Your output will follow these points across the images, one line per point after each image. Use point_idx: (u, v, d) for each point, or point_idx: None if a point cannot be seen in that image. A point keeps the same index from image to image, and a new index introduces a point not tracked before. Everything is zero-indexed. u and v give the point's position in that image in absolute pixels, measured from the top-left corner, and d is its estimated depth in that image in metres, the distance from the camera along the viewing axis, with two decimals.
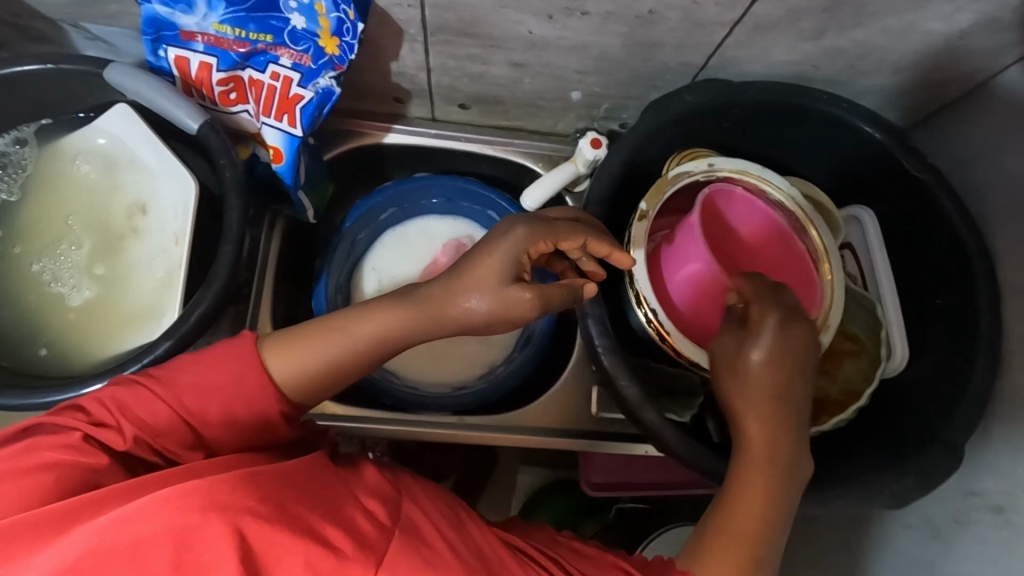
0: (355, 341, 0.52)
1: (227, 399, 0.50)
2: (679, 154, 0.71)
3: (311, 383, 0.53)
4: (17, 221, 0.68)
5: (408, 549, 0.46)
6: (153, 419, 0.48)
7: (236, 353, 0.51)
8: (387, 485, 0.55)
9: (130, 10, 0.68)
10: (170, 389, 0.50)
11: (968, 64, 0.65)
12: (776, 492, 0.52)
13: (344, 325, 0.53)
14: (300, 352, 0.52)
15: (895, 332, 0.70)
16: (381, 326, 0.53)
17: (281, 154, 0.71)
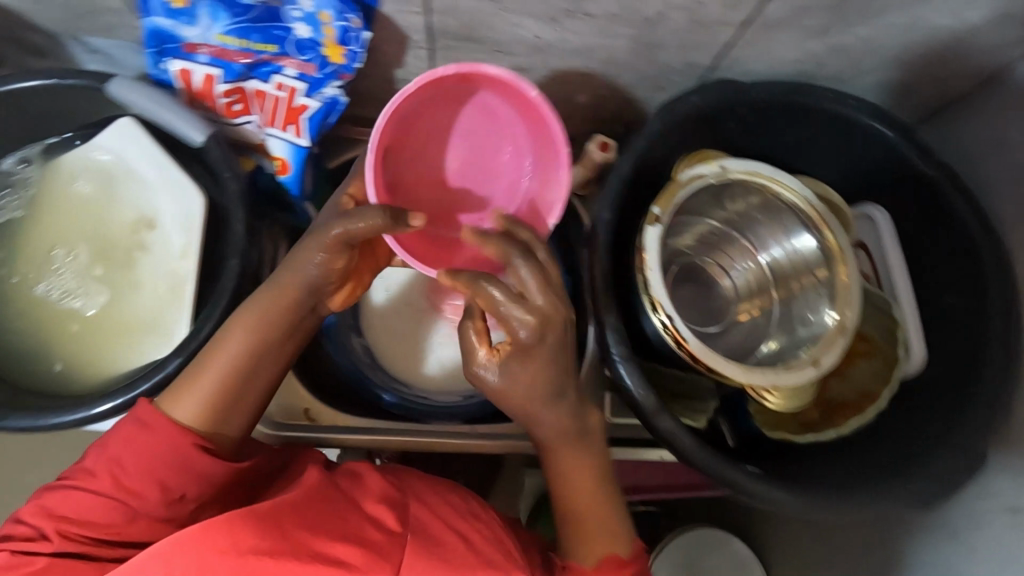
0: (233, 355, 0.54)
1: (142, 464, 0.50)
2: (690, 155, 0.70)
3: (222, 405, 0.53)
4: (22, 241, 0.67)
5: (424, 552, 0.50)
6: (88, 510, 0.49)
7: (129, 430, 0.51)
8: (391, 485, 0.56)
9: (128, 21, 0.67)
10: (86, 479, 0.50)
11: (978, 60, 0.65)
12: (593, 468, 0.59)
13: (215, 350, 0.54)
14: (194, 391, 0.53)
15: (912, 332, 0.69)
16: (250, 332, 0.54)
17: (288, 165, 0.71)
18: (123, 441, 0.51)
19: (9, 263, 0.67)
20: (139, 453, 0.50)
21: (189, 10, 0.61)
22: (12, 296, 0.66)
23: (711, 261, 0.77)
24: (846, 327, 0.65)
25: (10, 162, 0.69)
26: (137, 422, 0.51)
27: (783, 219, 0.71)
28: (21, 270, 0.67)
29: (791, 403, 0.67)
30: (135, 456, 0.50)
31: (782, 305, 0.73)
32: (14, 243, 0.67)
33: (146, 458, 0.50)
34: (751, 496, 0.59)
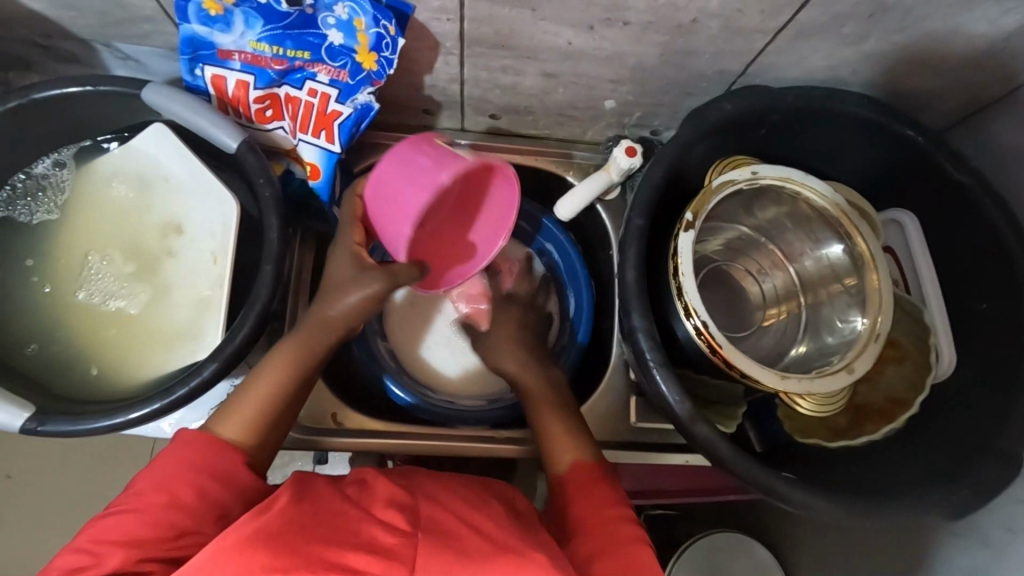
0: (274, 379, 0.60)
1: (191, 478, 0.51)
2: (721, 163, 0.72)
3: (264, 422, 0.58)
4: (58, 246, 0.68)
5: (439, 549, 0.48)
6: (129, 533, 0.48)
7: (174, 450, 0.53)
8: (400, 488, 0.55)
9: (162, 28, 0.67)
10: (134, 503, 0.50)
11: (1010, 66, 0.65)
12: (566, 412, 0.68)
13: (258, 375, 0.60)
14: (239, 408, 0.58)
15: (943, 336, 0.70)
16: (291, 360, 0.61)
17: (318, 170, 0.72)
18: (171, 461, 0.52)
19: (44, 267, 0.67)
20: (187, 470, 0.52)
21: (223, 17, 0.60)
22: (47, 302, 0.66)
23: (739, 267, 0.80)
24: (879, 333, 0.65)
25: (42, 166, 0.69)
26: (185, 440, 0.53)
27: (815, 230, 0.72)
28: (57, 276, 0.67)
29: (828, 408, 0.70)
30: (184, 472, 0.51)
31: (809, 311, 0.75)
32: (50, 248, 0.67)
33: (196, 473, 0.52)
34: (789, 501, 0.59)
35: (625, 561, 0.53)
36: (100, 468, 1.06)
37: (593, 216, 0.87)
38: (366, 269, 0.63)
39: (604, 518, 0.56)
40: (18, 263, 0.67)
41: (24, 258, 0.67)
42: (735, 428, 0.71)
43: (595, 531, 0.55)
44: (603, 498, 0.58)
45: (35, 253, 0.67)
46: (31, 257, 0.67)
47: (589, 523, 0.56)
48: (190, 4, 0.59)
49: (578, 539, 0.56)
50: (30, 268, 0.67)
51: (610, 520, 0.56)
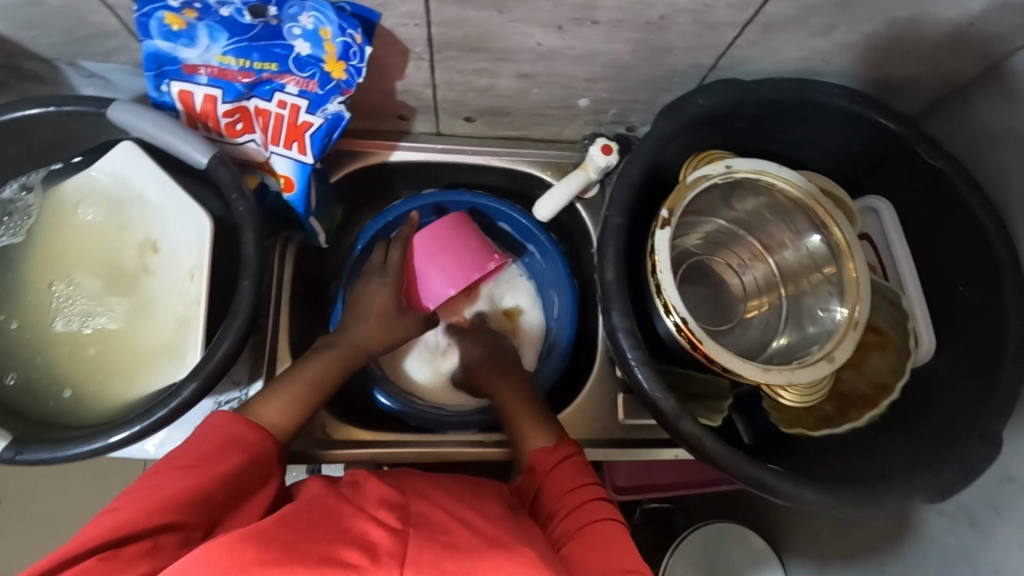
0: (309, 381, 0.65)
1: (230, 451, 0.55)
2: (697, 157, 0.71)
3: (297, 415, 0.63)
4: (27, 272, 0.66)
5: (429, 543, 0.47)
6: (162, 496, 0.49)
7: (228, 427, 0.57)
8: (393, 490, 0.55)
9: (127, 45, 0.66)
10: (188, 468, 0.52)
11: (977, 50, 0.65)
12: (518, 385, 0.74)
13: (295, 375, 0.65)
14: (277, 399, 0.63)
15: (922, 321, 0.71)
16: (328, 365, 0.67)
17: (292, 182, 0.71)
18: (212, 437, 0.56)
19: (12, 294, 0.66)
20: (227, 446, 0.55)
21: (187, 31, 0.60)
22: (18, 328, 0.65)
23: (721, 260, 0.80)
24: (858, 321, 0.65)
25: (10, 190, 0.68)
26: (225, 418, 0.57)
27: (792, 219, 0.72)
28: (28, 301, 0.66)
29: (807, 399, 0.70)
30: (224, 447, 0.55)
31: (791, 300, 0.76)
32: (18, 275, 0.66)
33: (234, 450, 0.55)
34: (777, 492, 0.60)
35: (598, 535, 0.54)
36: (89, 490, 1.05)
37: (574, 214, 0.86)
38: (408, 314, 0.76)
39: (580, 495, 0.58)
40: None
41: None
42: (722, 422, 0.71)
43: (574, 511, 0.57)
44: (577, 477, 0.60)
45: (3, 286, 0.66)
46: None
47: (565, 507, 0.57)
48: (152, 20, 0.58)
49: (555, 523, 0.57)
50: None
51: (587, 501, 0.58)
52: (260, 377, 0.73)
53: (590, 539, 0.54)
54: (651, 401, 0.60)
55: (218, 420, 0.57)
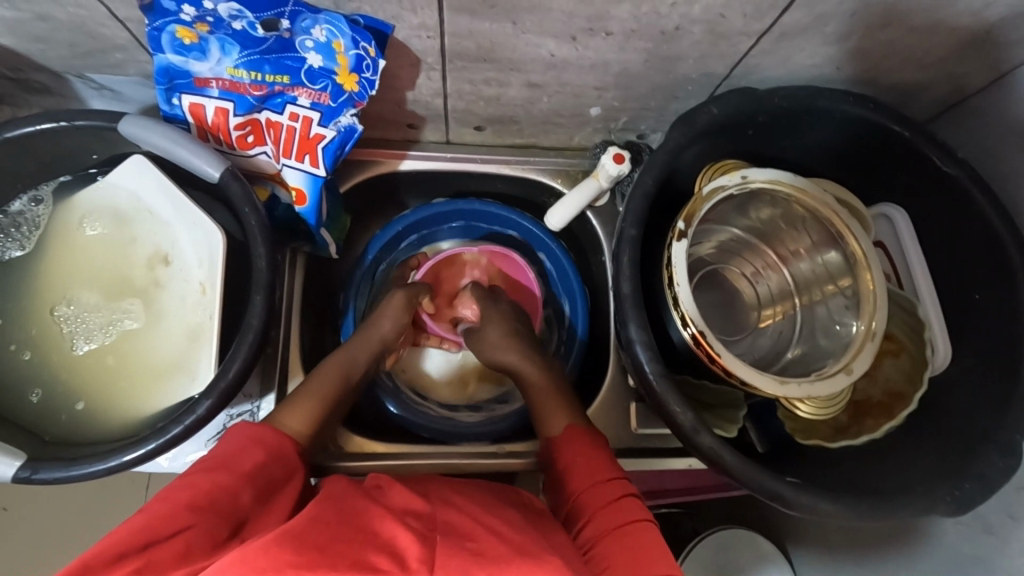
0: (326, 386, 0.68)
1: (258, 453, 0.56)
2: (711, 168, 0.72)
3: (319, 420, 0.65)
4: (36, 287, 0.66)
5: (455, 551, 0.47)
6: (199, 498, 0.49)
7: (252, 430, 0.58)
8: (417, 499, 0.54)
9: (136, 57, 0.66)
10: (216, 471, 0.52)
11: (992, 57, 0.65)
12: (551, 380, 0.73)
13: (307, 384, 0.67)
14: (300, 405, 0.64)
15: (937, 330, 0.70)
16: (341, 370, 0.71)
17: (304, 195, 0.71)
18: (239, 438, 0.56)
19: (18, 309, 0.66)
20: (253, 447, 0.56)
21: (198, 44, 0.59)
22: (29, 344, 0.65)
23: (733, 268, 0.80)
24: (875, 333, 0.65)
25: (19, 203, 0.68)
26: (251, 425, 0.58)
27: (807, 229, 0.72)
28: (37, 316, 0.66)
29: (826, 411, 0.71)
30: (247, 447, 0.56)
31: (804, 311, 0.76)
32: (25, 293, 0.66)
33: (258, 450, 0.56)
34: (794, 505, 0.60)
35: (628, 533, 0.54)
36: (97, 500, 1.05)
37: (584, 222, 0.86)
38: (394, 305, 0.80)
39: (607, 488, 0.58)
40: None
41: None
42: (737, 432, 0.70)
43: (602, 509, 0.56)
44: (601, 469, 0.59)
45: (11, 308, 0.66)
46: (9, 301, 0.66)
47: (593, 506, 0.57)
48: (163, 34, 0.57)
49: (584, 525, 0.56)
50: (9, 312, 0.65)
51: (615, 499, 0.57)
52: (271, 391, 0.73)
53: (619, 536, 0.54)
54: (670, 414, 0.60)
55: (239, 426, 0.58)
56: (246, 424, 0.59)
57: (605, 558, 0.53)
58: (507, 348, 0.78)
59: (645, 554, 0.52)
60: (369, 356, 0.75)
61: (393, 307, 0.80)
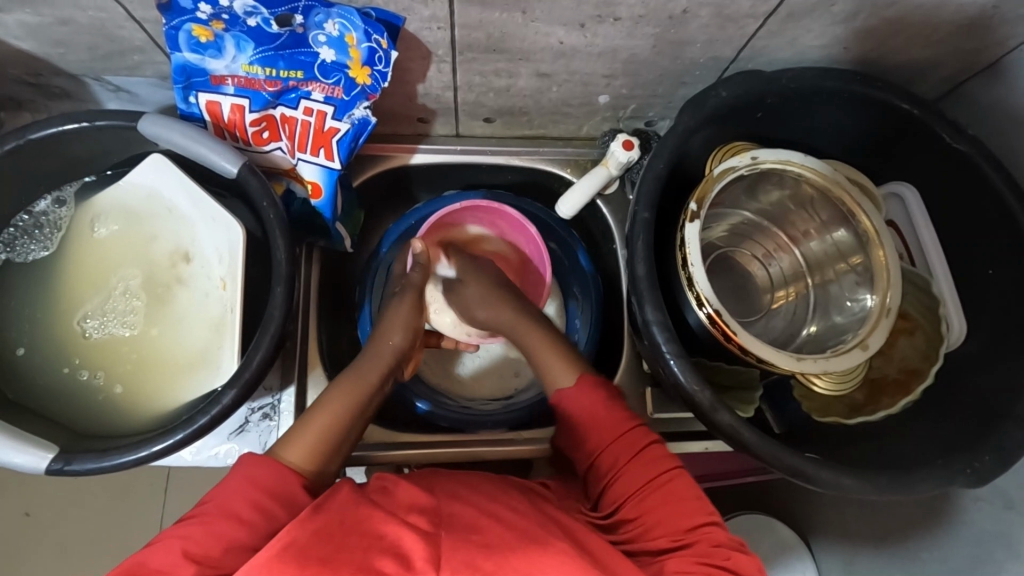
0: (332, 415, 0.61)
1: (254, 496, 0.50)
2: (721, 151, 0.72)
3: (324, 450, 0.58)
4: (50, 298, 0.67)
5: (463, 543, 0.46)
6: (195, 546, 0.47)
7: (246, 468, 0.52)
8: (422, 493, 0.52)
9: (152, 59, 0.67)
10: (212, 515, 0.49)
11: (999, 33, 0.65)
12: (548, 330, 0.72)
13: (316, 410, 0.61)
14: (304, 434, 0.58)
15: (952, 306, 0.71)
16: (349, 396, 0.63)
17: (320, 189, 0.72)
18: (233, 481, 0.51)
19: (32, 340, 0.66)
20: (246, 487, 0.50)
21: (214, 42, 0.61)
22: (52, 350, 0.66)
23: (745, 252, 0.81)
24: (890, 308, 0.66)
25: (44, 204, 0.69)
26: (254, 460, 0.53)
27: (817, 210, 0.73)
28: (57, 329, 0.67)
29: (844, 387, 0.72)
30: (244, 488, 0.50)
31: (817, 290, 0.77)
32: (41, 308, 0.67)
33: (254, 489, 0.50)
34: (817, 481, 0.60)
35: (663, 482, 0.56)
36: (121, 499, 1.07)
37: (594, 211, 0.87)
38: (400, 308, 0.76)
39: (630, 439, 0.58)
40: (7, 352, 0.66)
41: (13, 348, 0.66)
42: (754, 414, 0.72)
43: (630, 464, 0.57)
44: (619, 422, 0.60)
45: (27, 340, 0.66)
46: (25, 311, 0.67)
47: (622, 462, 0.57)
48: (181, 32, 0.59)
49: (611, 484, 0.57)
50: (27, 327, 0.67)
51: (639, 449, 0.58)
52: (292, 383, 0.74)
53: (655, 488, 0.55)
54: (688, 394, 0.60)
55: (238, 463, 0.52)
56: (246, 459, 0.53)
57: (643, 509, 0.55)
58: (524, 330, 0.72)
59: (685, 500, 0.55)
60: (381, 373, 0.68)
61: (400, 315, 0.75)
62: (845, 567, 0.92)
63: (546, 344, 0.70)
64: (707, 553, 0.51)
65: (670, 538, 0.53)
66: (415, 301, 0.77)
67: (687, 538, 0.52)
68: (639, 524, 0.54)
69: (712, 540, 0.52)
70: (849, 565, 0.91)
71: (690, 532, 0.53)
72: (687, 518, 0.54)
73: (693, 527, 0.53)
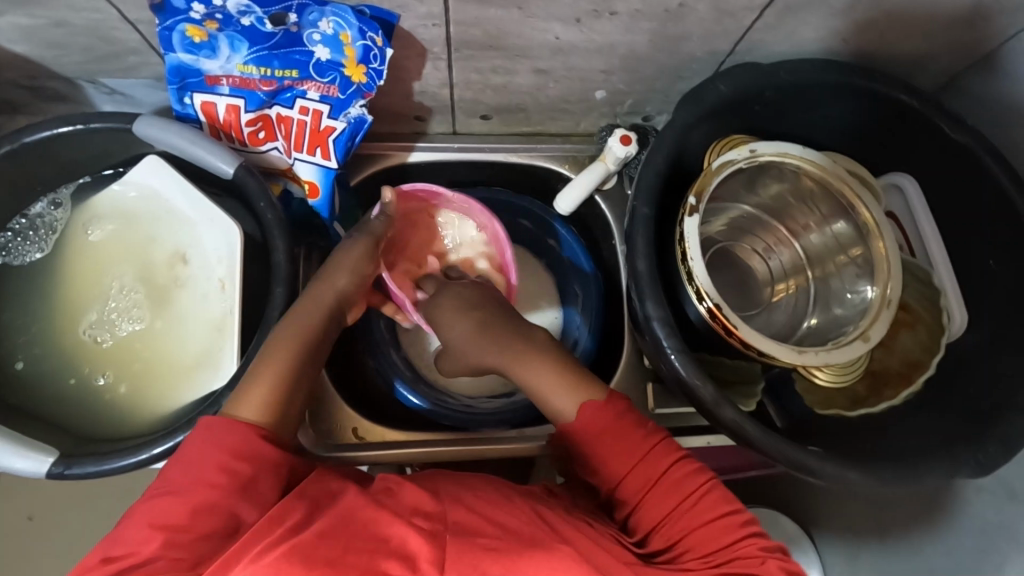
0: (277, 364, 0.57)
1: (217, 458, 0.49)
2: (719, 144, 0.72)
3: (277, 402, 0.55)
4: (49, 303, 0.67)
5: (469, 544, 0.46)
6: (162, 516, 0.46)
7: (209, 433, 0.51)
8: (426, 493, 0.51)
9: (147, 60, 0.67)
10: (179, 486, 0.48)
11: (999, 23, 0.65)
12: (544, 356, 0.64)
13: (262, 360, 0.57)
14: (254, 388, 0.55)
15: (953, 299, 0.70)
16: (294, 341, 0.59)
17: (317, 188, 0.72)
18: (198, 446, 0.50)
19: (31, 353, 0.66)
20: (211, 451, 0.50)
21: (208, 42, 0.60)
22: (51, 361, 0.66)
23: (746, 245, 0.80)
24: (890, 300, 0.65)
25: (40, 207, 0.69)
26: (217, 424, 0.51)
27: (817, 203, 0.73)
28: (56, 339, 0.66)
29: (843, 379, 0.72)
30: (208, 453, 0.50)
31: (818, 283, 0.76)
32: (41, 316, 0.67)
33: (219, 454, 0.50)
34: (820, 475, 0.60)
35: (693, 505, 0.55)
36: (123, 501, 1.07)
37: (593, 207, 0.86)
38: (347, 246, 0.68)
39: (654, 464, 0.56)
40: (6, 365, 0.66)
41: (13, 360, 0.66)
42: (756, 408, 0.72)
43: (656, 491, 0.55)
44: (642, 447, 0.57)
45: (26, 354, 0.66)
46: (22, 315, 0.67)
47: (646, 490, 0.55)
48: (174, 33, 0.58)
49: (641, 510, 0.55)
50: (26, 340, 0.66)
51: (665, 474, 0.56)
52: None
53: (684, 511, 0.55)
54: (690, 390, 0.60)
55: (198, 427, 0.51)
56: (203, 421, 0.52)
57: (677, 534, 0.54)
58: (515, 359, 0.64)
59: (716, 519, 0.54)
60: (323, 319, 0.62)
61: (351, 254, 0.67)
62: (848, 560, 0.92)
63: (555, 382, 0.62)
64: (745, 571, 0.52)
65: (704, 561, 0.53)
66: (368, 247, 0.68)
67: (723, 558, 0.53)
68: (675, 548, 0.54)
69: (747, 556, 0.53)
70: (851, 558, 0.91)
71: (724, 551, 0.53)
72: (721, 538, 0.54)
73: (726, 547, 0.53)
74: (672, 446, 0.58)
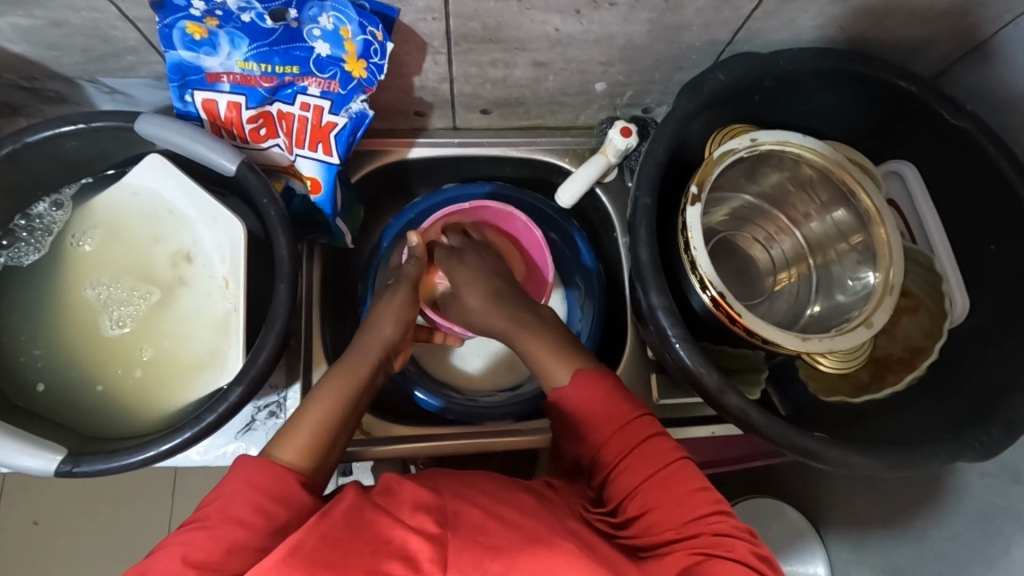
0: (323, 411, 0.59)
1: (251, 498, 0.49)
2: (721, 133, 0.72)
3: (319, 447, 0.56)
4: (63, 315, 0.67)
5: (469, 544, 0.46)
6: (197, 552, 0.46)
7: (242, 471, 0.51)
8: (427, 490, 0.52)
9: (147, 59, 0.67)
10: (214, 520, 0.48)
11: (995, 8, 0.65)
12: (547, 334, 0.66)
13: (308, 408, 0.59)
14: (297, 432, 0.56)
15: (955, 283, 0.71)
16: (342, 390, 0.62)
17: (319, 184, 0.72)
18: (232, 484, 0.50)
19: (52, 373, 0.66)
20: (245, 490, 0.50)
21: (209, 39, 0.60)
22: (74, 377, 0.65)
23: (747, 235, 0.81)
24: (893, 285, 0.66)
25: (42, 207, 0.69)
26: (250, 463, 0.51)
27: (817, 190, 0.73)
28: (68, 348, 0.66)
29: (848, 365, 0.72)
30: (242, 492, 0.49)
31: (819, 271, 0.77)
32: (54, 331, 0.67)
33: (256, 495, 0.49)
34: (826, 460, 0.60)
35: (664, 478, 0.55)
36: (124, 504, 1.07)
37: (594, 200, 0.87)
38: (384, 305, 0.73)
39: (632, 432, 0.57)
40: (28, 389, 0.65)
41: (35, 382, 0.65)
42: (760, 397, 0.73)
43: (629, 458, 0.56)
44: (621, 415, 0.58)
45: (40, 361, 0.66)
46: (25, 318, 0.67)
47: (622, 456, 0.57)
48: (174, 30, 0.58)
49: (613, 477, 0.56)
50: (37, 353, 0.66)
51: (641, 443, 0.57)
52: (297, 380, 0.75)
53: (655, 482, 0.55)
54: (695, 377, 0.60)
55: (231, 469, 0.51)
56: (239, 461, 0.52)
57: (648, 504, 0.54)
58: (522, 335, 0.67)
59: (687, 494, 0.54)
60: (374, 366, 0.66)
61: (391, 305, 0.73)
62: (853, 548, 0.92)
63: (542, 346, 0.66)
64: (709, 544, 0.51)
65: (672, 532, 0.53)
66: (410, 294, 0.74)
67: (690, 532, 0.52)
68: (643, 519, 0.54)
69: (715, 531, 0.52)
70: (858, 547, 0.91)
71: (692, 525, 0.53)
72: (689, 513, 0.53)
73: (694, 521, 0.53)
74: (653, 421, 0.59)
